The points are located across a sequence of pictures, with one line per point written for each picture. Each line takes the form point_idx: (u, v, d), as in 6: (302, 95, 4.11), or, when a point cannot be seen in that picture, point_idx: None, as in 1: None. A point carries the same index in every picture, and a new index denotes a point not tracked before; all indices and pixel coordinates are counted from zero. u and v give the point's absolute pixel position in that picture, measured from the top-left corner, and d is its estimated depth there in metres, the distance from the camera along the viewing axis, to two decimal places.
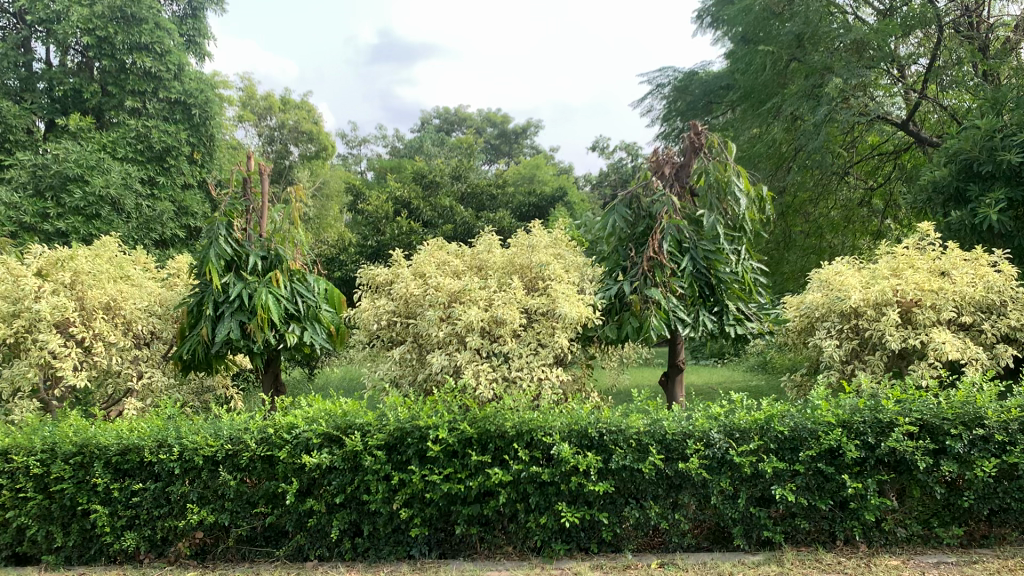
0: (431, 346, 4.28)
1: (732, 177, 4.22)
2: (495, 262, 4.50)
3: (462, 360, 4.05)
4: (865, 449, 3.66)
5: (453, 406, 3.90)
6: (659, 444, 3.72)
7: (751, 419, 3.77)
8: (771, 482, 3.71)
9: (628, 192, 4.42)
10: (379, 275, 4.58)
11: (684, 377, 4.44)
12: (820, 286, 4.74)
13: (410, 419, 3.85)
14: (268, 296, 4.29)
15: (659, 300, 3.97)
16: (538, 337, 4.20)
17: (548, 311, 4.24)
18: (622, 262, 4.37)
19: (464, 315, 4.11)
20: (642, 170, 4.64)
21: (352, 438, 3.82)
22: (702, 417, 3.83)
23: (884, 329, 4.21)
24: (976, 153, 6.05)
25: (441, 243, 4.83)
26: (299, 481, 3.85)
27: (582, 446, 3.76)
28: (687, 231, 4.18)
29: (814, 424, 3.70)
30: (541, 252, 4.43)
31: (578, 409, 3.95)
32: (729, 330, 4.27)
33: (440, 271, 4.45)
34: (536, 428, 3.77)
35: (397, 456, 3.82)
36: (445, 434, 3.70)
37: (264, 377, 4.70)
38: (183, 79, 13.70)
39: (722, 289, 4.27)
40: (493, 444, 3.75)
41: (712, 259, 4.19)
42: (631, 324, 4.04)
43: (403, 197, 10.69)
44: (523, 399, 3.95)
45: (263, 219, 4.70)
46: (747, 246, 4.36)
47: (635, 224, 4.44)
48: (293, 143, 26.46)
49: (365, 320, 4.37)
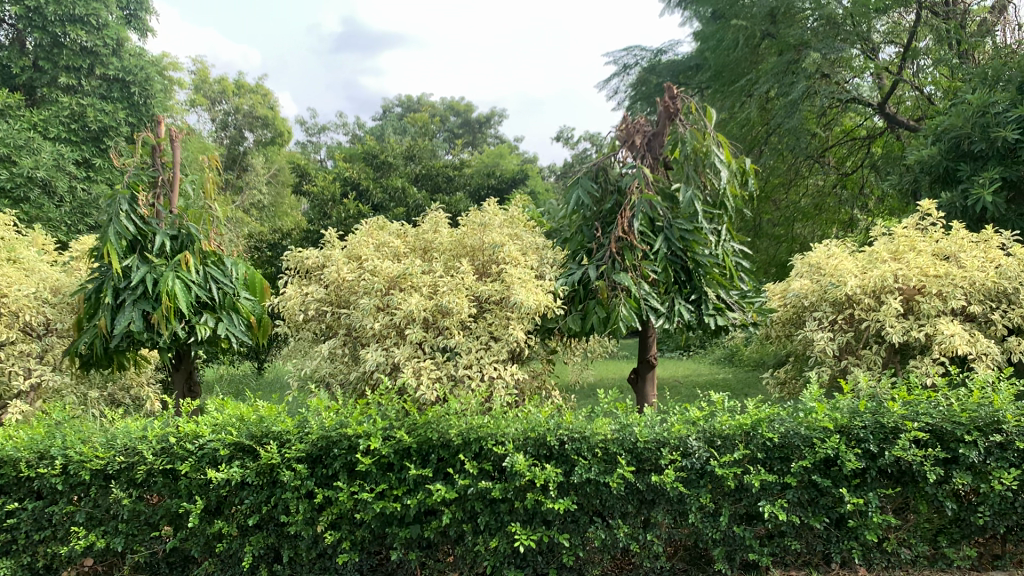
0: (365, 340, 3.67)
1: (712, 146, 3.67)
2: (443, 243, 3.89)
3: (400, 356, 3.45)
4: (867, 458, 3.15)
5: (388, 410, 3.32)
6: (629, 454, 3.18)
7: (736, 423, 3.24)
8: (758, 498, 3.20)
9: (594, 163, 3.85)
10: (309, 258, 3.98)
11: (655, 374, 3.92)
12: (809, 271, 4.26)
13: (336, 426, 3.27)
14: (175, 282, 3.68)
15: (629, 287, 3.43)
16: (490, 330, 3.61)
17: (501, 300, 3.65)
18: (586, 243, 3.84)
19: (403, 304, 3.51)
20: (611, 141, 4.06)
21: (267, 449, 3.23)
22: (680, 421, 3.30)
23: (884, 320, 3.74)
24: (969, 130, 5.60)
25: (381, 223, 4.23)
26: (206, 500, 3.26)
27: (540, 457, 3.21)
28: (661, 209, 3.63)
29: (808, 431, 3.17)
30: (495, 231, 3.85)
31: (536, 413, 3.38)
32: (708, 322, 3.70)
33: (378, 254, 3.85)
34: (485, 435, 3.20)
35: (321, 470, 3.24)
36: (378, 444, 3.12)
37: (174, 376, 4.08)
38: (122, 55, 12.84)
39: (700, 274, 3.71)
40: (436, 455, 3.20)
41: (690, 240, 3.62)
42: (597, 314, 3.51)
43: (355, 180, 10.04)
44: (472, 402, 3.37)
45: (174, 194, 4.06)
46: (728, 226, 3.81)
47: (601, 201, 3.89)
48: (248, 128, 25.52)
49: (292, 311, 3.78)
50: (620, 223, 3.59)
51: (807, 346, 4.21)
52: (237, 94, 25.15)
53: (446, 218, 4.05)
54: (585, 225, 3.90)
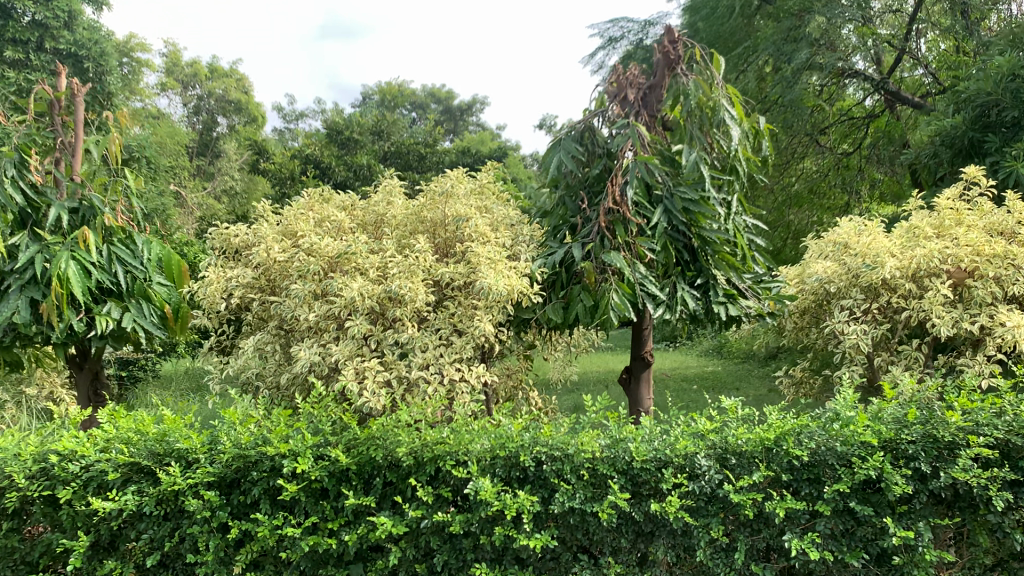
0: (298, 335, 2.99)
1: (720, 99, 3.04)
2: (396, 216, 3.20)
3: (339, 355, 2.78)
4: (916, 480, 2.53)
5: (322, 423, 2.66)
6: (622, 477, 2.54)
7: (756, 438, 2.60)
8: (781, 530, 2.57)
9: (580, 122, 3.21)
10: (237, 236, 3.31)
11: (652, 373, 3.28)
12: (834, 251, 3.70)
13: (256, 442, 2.61)
14: (68, 264, 2.98)
15: (621, 269, 2.80)
16: (452, 321, 2.92)
17: (467, 285, 2.97)
18: (570, 218, 3.19)
19: (344, 290, 2.82)
20: (599, 96, 3.41)
21: (169, 471, 2.57)
22: (686, 434, 2.66)
23: (930, 308, 3.23)
24: (999, 95, 5.00)
25: (326, 194, 3.55)
26: (94, 536, 2.59)
27: (511, 480, 2.56)
28: (660, 174, 2.99)
29: (843, 447, 2.54)
30: (459, 203, 3.14)
31: (507, 424, 2.71)
32: (717, 311, 3.02)
33: (318, 230, 3.17)
34: (443, 454, 2.55)
35: (238, 497, 2.60)
36: (306, 466, 2.47)
37: (78, 377, 3.41)
38: (75, 28, 11.93)
39: (707, 253, 3.03)
40: (381, 479, 2.56)
41: (695, 212, 2.96)
42: (583, 303, 2.88)
43: (318, 158, 9.31)
44: (426, 410, 2.70)
45: (75, 159, 3.36)
46: (739, 197, 3.15)
47: (588, 167, 3.24)
48: (220, 113, 24.57)
49: (212, 298, 3.09)
50: (610, 191, 2.96)
51: (833, 339, 3.67)
52: (210, 77, 24.23)
53: (402, 186, 3.36)
54: (568, 196, 3.25)
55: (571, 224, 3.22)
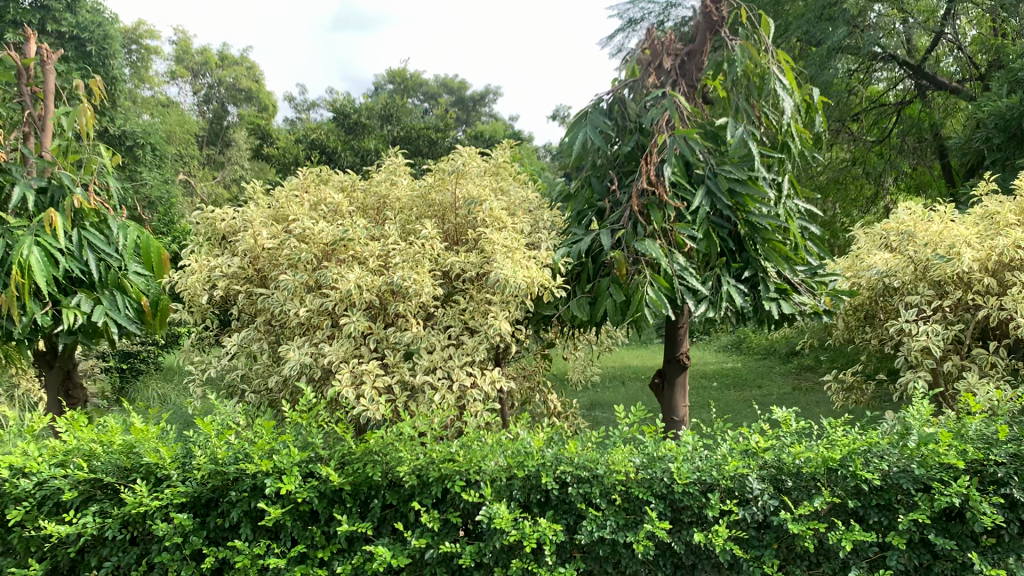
0: (288, 332, 2.63)
1: (770, 66, 2.65)
2: (400, 197, 2.81)
3: (333, 355, 2.41)
4: (1007, 508, 2.16)
5: (312, 435, 2.29)
6: (661, 502, 2.17)
7: (817, 457, 2.22)
8: (845, 564, 2.19)
9: (609, 94, 2.84)
10: (222, 220, 2.94)
11: (686, 378, 2.90)
12: (897, 240, 3.34)
13: (235, 457, 2.25)
14: (31, 251, 2.62)
15: (658, 259, 2.43)
16: (463, 318, 2.55)
17: (481, 276, 2.60)
18: (597, 202, 2.82)
19: (339, 281, 2.46)
20: (632, 66, 3.03)
21: (135, 489, 2.22)
22: (734, 451, 2.28)
23: (1013, 305, 2.90)
24: None
25: (324, 173, 3.17)
26: (48, 564, 2.25)
27: (531, 504, 2.20)
28: (702, 150, 2.61)
29: (921, 469, 2.16)
30: (472, 183, 2.77)
31: (526, 437, 2.34)
32: (769, 309, 2.55)
33: (313, 213, 2.80)
34: (451, 474, 2.18)
35: (214, 520, 2.24)
36: (291, 486, 2.11)
37: (47, 377, 3.06)
38: (77, 10, 10.88)
39: (755, 243, 2.63)
40: (379, 501, 2.20)
41: (742, 194, 2.57)
42: (613, 298, 2.51)
43: (325, 143, 9.00)
44: (433, 421, 2.33)
45: (44, 134, 2.99)
46: (791, 178, 2.76)
47: (618, 144, 2.87)
48: (231, 102, 23.89)
49: (193, 290, 2.73)
50: (644, 171, 2.60)
51: (895, 339, 3.33)
52: (220, 66, 23.80)
53: (407, 164, 2.98)
54: (595, 177, 2.88)
55: (598, 208, 2.85)
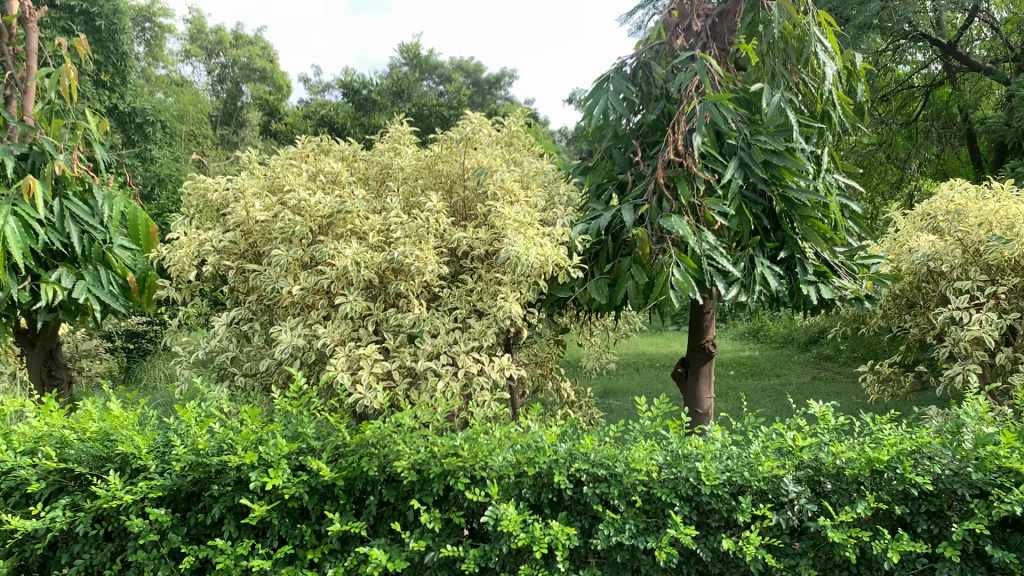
0: (281, 312, 2.42)
1: (811, 27, 2.41)
2: (404, 167, 2.58)
3: (327, 338, 2.20)
4: None
5: (302, 424, 2.09)
6: (687, 505, 1.95)
7: (862, 458, 1.99)
8: None
9: (634, 57, 2.60)
10: (213, 190, 2.73)
11: (712, 368, 2.68)
12: (948, 222, 3.14)
13: (218, 448, 2.05)
14: (6, 221, 2.42)
15: (685, 238, 2.20)
16: (470, 300, 2.33)
17: (490, 254, 2.38)
18: (618, 175, 2.59)
19: (336, 257, 2.24)
20: (657, 29, 2.79)
21: (109, 481, 2.02)
22: (768, 449, 2.05)
23: None
24: None
25: (323, 142, 2.94)
26: (15, 561, 2.06)
27: (541, 503, 1.99)
28: (735, 119, 2.38)
29: (978, 473, 1.93)
30: (482, 153, 2.54)
31: (537, 429, 2.13)
32: (806, 293, 2.31)
33: (310, 183, 2.58)
34: (454, 470, 1.97)
35: (195, 516, 2.05)
36: (278, 482, 1.91)
37: (29, 356, 2.88)
38: None
39: (792, 221, 2.40)
40: (375, 498, 2.00)
41: (779, 168, 2.33)
42: (634, 280, 2.29)
43: (333, 120, 8.83)
44: (435, 411, 2.12)
45: (25, 97, 2.78)
46: (831, 151, 2.52)
47: (642, 112, 2.64)
48: (244, 82, 23.28)
49: (181, 266, 2.53)
50: (671, 140, 2.37)
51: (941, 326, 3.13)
52: (234, 45, 23.48)
53: (412, 133, 2.76)
54: (616, 148, 2.65)
55: (619, 182, 2.62)
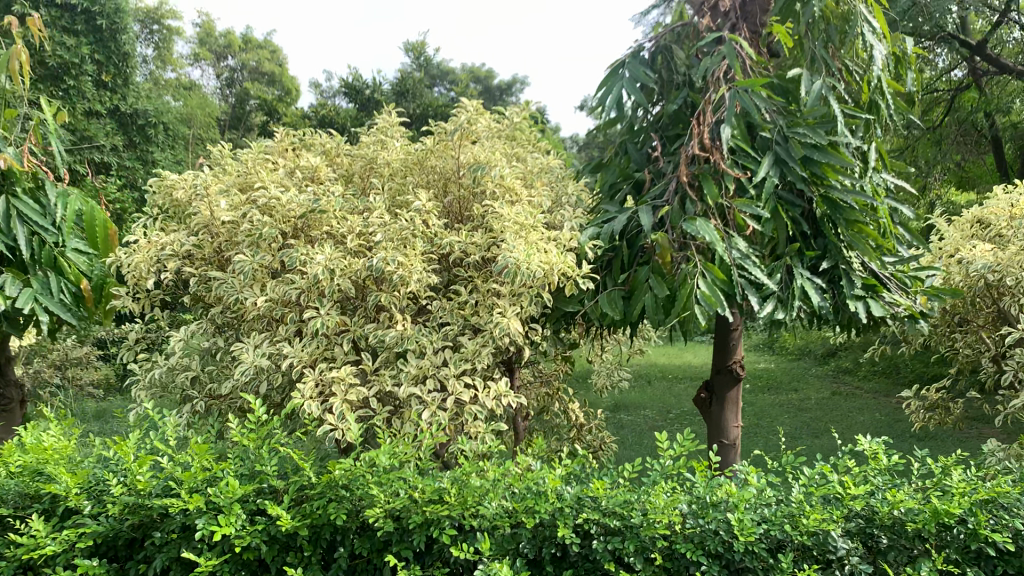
0: (247, 326, 2.12)
1: (857, 4, 2.10)
2: (390, 161, 2.26)
3: (295, 359, 1.89)
4: None
5: (261, 460, 1.78)
6: (717, 565, 1.63)
7: (927, 509, 1.66)
8: None
9: (653, 40, 2.29)
10: (180, 187, 2.42)
11: (739, 392, 2.38)
12: (1000, 230, 2.83)
13: (163, 487, 1.74)
14: None
15: (713, 245, 1.89)
16: (463, 315, 2.01)
17: (488, 263, 2.07)
18: (634, 173, 2.28)
19: (307, 264, 1.93)
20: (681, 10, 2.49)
21: (32, 527, 1.71)
22: (812, 496, 1.73)
23: None
24: None
25: (304, 133, 2.62)
26: None
27: (541, 558, 1.67)
28: (769, 109, 2.07)
29: None
30: (481, 147, 2.22)
31: (539, 468, 1.81)
32: (852, 309, 1.97)
33: (283, 179, 2.27)
34: (439, 519, 1.65)
35: (135, 566, 1.74)
36: (228, 532, 1.60)
37: None
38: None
39: (837, 226, 2.07)
40: (345, 550, 1.68)
41: (821, 166, 2.02)
42: (653, 293, 1.98)
43: (336, 120, 8.48)
44: (419, 445, 1.81)
45: None
46: (879, 147, 2.20)
47: (663, 101, 2.33)
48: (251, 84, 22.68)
49: (138, 273, 2.23)
50: (695, 133, 2.06)
51: (993, 346, 2.82)
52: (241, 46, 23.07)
53: (402, 124, 2.44)
54: (633, 142, 2.34)
55: (635, 181, 2.30)
